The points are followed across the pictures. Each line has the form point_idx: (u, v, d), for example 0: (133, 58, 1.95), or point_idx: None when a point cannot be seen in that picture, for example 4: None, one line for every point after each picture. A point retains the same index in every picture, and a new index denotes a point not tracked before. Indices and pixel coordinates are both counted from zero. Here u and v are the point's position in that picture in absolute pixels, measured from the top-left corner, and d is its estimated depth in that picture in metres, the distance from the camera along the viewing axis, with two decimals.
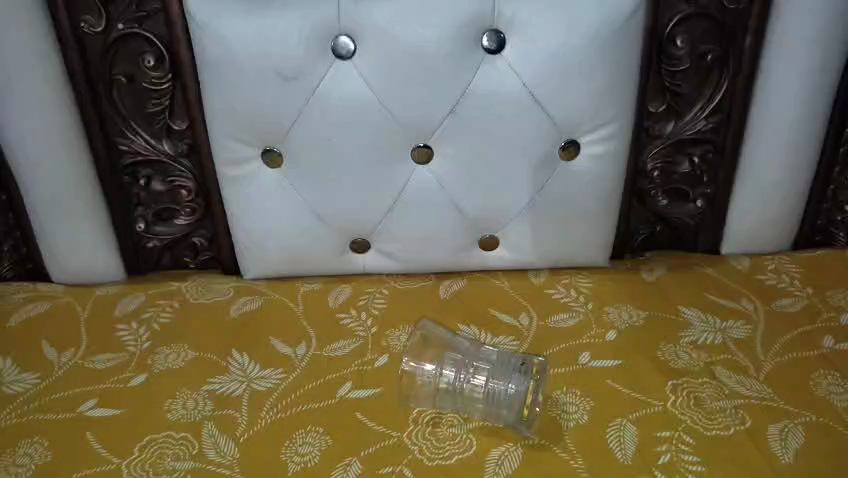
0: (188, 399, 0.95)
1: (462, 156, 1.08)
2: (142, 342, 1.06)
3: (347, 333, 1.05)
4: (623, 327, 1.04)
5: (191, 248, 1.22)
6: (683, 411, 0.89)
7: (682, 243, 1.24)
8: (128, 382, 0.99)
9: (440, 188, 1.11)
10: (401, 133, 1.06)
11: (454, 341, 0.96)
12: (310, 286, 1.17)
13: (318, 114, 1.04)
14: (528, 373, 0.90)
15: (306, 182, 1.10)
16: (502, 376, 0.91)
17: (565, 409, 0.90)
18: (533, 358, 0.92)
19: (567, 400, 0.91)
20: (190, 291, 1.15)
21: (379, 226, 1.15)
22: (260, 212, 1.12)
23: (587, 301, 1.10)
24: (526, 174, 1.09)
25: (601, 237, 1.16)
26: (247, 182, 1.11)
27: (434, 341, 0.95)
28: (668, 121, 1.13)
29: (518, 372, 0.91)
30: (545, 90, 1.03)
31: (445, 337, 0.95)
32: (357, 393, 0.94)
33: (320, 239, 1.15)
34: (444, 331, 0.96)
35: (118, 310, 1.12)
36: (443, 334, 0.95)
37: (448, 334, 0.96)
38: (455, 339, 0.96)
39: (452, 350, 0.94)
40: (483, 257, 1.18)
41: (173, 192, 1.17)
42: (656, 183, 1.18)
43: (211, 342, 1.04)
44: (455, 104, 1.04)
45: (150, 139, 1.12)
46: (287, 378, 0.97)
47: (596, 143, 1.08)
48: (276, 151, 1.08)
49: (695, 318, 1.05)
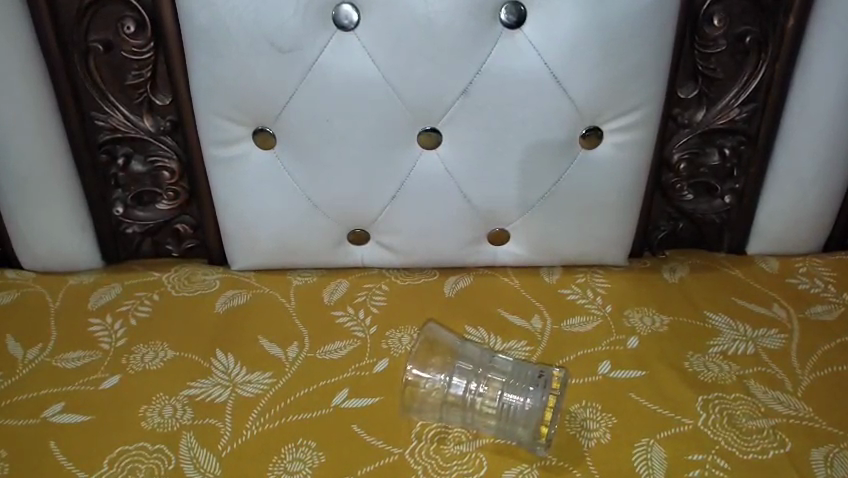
0: (166, 405, 0.86)
1: (474, 142, 0.98)
2: (117, 338, 0.96)
3: (344, 333, 0.96)
4: (645, 333, 0.95)
5: (174, 235, 1.12)
6: (716, 432, 0.81)
7: (706, 242, 1.14)
8: (100, 385, 0.89)
9: (448, 177, 1.01)
10: (408, 114, 0.96)
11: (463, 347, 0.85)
12: (302, 280, 1.07)
13: (316, 92, 0.94)
14: (547, 387, 0.80)
15: (302, 166, 1.00)
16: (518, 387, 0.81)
17: (585, 427, 0.81)
18: (550, 368, 0.82)
19: (586, 417, 0.82)
20: (172, 283, 1.06)
21: (380, 217, 1.05)
22: (250, 198, 1.03)
23: (606, 303, 1.01)
24: (543, 163, 1.00)
25: (621, 234, 1.07)
26: (236, 165, 1.00)
27: (441, 346, 0.85)
28: (698, 108, 1.03)
29: (535, 385, 0.81)
30: (569, 71, 0.93)
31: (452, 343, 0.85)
32: (354, 402, 0.85)
33: (315, 229, 1.06)
34: (451, 337, 0.85)
35: (92, 302, 1.03)
36: (450, 340, 0.85)
37: (456, 340, 0.85)
38: (464, 346, 0.85)
39: (462, 359, 0.84)
40: (493, 252, 1.09)
41: (155, 174, 1.07)
42: (682, 176, 1.09)
43: (194, 340, 0.95)
44: (469, 84, 0.94)
45: (130, 114, 1.01)
46: (277, 383, 0.88)
47: (620, 131, 0.99)
48: (269, 132, 0.98)
49: (723, 325, 0.96)
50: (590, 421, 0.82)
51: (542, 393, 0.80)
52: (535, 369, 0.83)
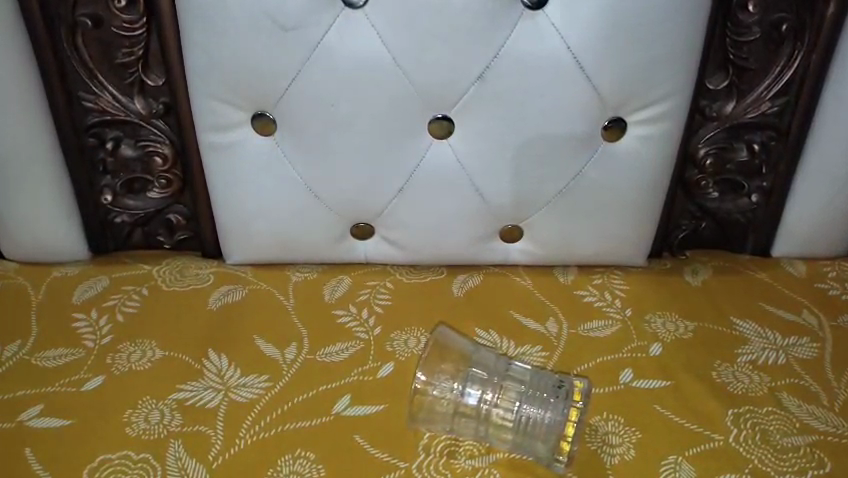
0: (152, 410, 0.79)
1: (489, 132, 0.91)
2: (102, 336, 0.89)
3: (346, 334, 0.89)
4: (668, 339, 0.89)
5: (166, 226, 1.05)
6: (748, 449, 0.75)
7: (729, 242, 1.08)
8: (82, 386, 0.82)
9: (460, 168, 0.95)
10: (419, 101, 0.89)
11: (478, 355, 0.78)
12: (301, 276, 1.01)
13: (321, 74, 0.87)
14: (568, 401, 0.74)
15: (304, 155, 0.93)
16: (537, 398, 0.75)
17: (607, 441, 0.75)
18: (571, 378, 0.76)
19: (608, 431, 0.76)
20: (163, 276, 0.99)
21: (386, 210, 0.98)
22: (248, 188, 0.96)
23: (625, 306, 0.95)
24: (562, 156, 0.93)
25: (642, 233, 1.01)
26: (233, 152, 0.94)
27: (453, 353, 0.78)
28: (727, 101, 0.97)
29: (554, 396, 0.74)
30: (593, 57, 0.86)
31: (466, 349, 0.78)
32: (356, 410, 0.79)
33: (316, 222, 0.99)
34: (465, 343, 0.78)
35: (76, 296, 0.96)
36: (463, 346, 0.78)
37: (471, 347, 0.78)
38: (478, 353, 0.78)
39: (477, 368, 0.77)
40: (504, 250, 1.02)
41: (146, 160, 1.00)
42: (707, 172, 1.02)
43: (185, 338, 0.88)
44: (485, 69, 0.87)
45: (120, 95, 0.95)
46: (273, 388, 0.81)
47: (645, 123, 0.92)
48: (269, 118, 0.92)
49: (751, 333, 0.90)
50: (611, 435, 0.76)
51: (564, 405, 0.74)
52: (555, 378, 0.76)
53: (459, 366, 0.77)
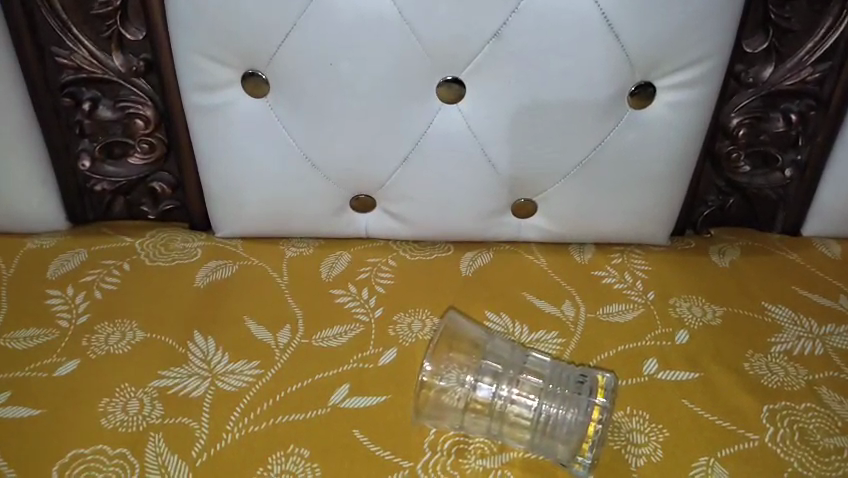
0: (130, 400, 0.72)
1: (504, 96, 0.83)
2: (78, 315, 0.82)
3: (345, 317, 0.82)
4: (696, 326, 0.82)
5: (150, 195, 0.97)
6: (787, 450, 0.69)
7: (758, 220, 1.00)
8: (54, 371, 0.75)
9: (471, 136, 0.86)
10: (428, 60, 0.81)
11: (493, 345, 0.72)
12: (296, 251, 0.93)
13: (320, 29, 0.78)
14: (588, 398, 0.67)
15: (300, 119, 0.85)
16: (557, 393, 0.69)
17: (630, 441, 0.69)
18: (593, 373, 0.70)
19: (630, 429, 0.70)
20: (147, 251, 0.92)
21: (389, 181, 0.90)
22: (238, 155, 0.88)
23: (647, 289, 0.88)
24: (584, 124, 0.85)
25: (666, 209, 0.93)
26: (221, 114, 0.85)
27: (463, 344, 0.71)
28: (765, 66, 0.88)
29: (574, 388, 0.69)
30: (623, 13, 0.77)
31: (480, 337, 0.72)
32: (355, 402, 0.72)
33: (313, 192, 0.91)
34: (478, 332, 0.72)
35: (52, 271, 0.88)
36: (473, 336, 0.72)
37: (485, 335, 0.73)
38: (493, 341, 0.72)
39: (492, 360, 0.71)
40: (516, 226, 0.95)
41: (126, 123, 0.91)
42: (739, 144, 0.94)
43: (169, 320, 0.81)
44: (502, 25, 0.78)
45: (96, 50, 0.86)
46: (265, 376, 0.74)
47: (676, 88, 0.84)
48: (260, 77, 0.83)
49: (785, 319, 0.83)
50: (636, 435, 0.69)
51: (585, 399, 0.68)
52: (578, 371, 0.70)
53: (470, 358, 0.70)
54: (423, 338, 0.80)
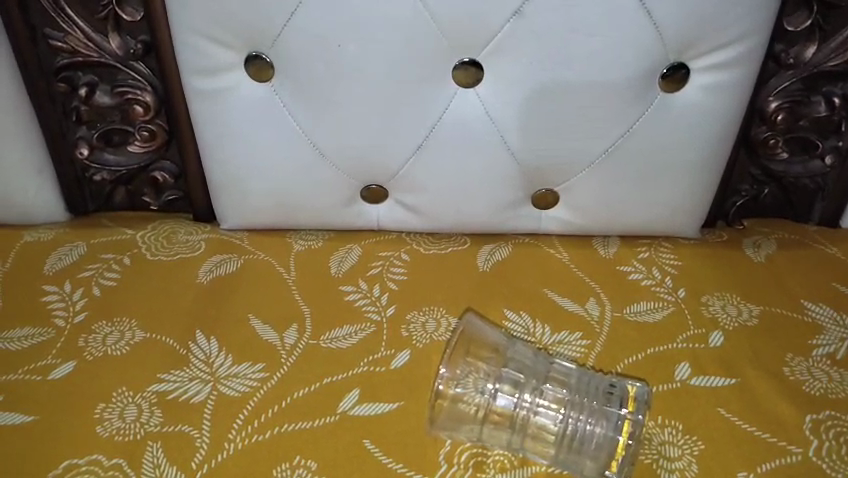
0: (128, 406, 0.68)
1: (526, 80, 0.77)
2: (75, 313, 0.78)
3: (356, 316, 0.78)
4: (731, 327, 0.77)
5: (151, 185, 0.92)
6: (834, 466, 0.65)
7: (794, 211, 0.94)
8: (49, 374, 0.71)
9: (490, 122, 0.81)
10: (443, 41, 0.75)
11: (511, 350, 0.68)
12: (304, 244, 0.89)
13: (328, 8, 0.73)
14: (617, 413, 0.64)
15: (307, 105, 0.80)
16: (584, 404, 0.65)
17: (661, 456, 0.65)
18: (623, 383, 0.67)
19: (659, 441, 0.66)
20: (148, 244, 0.88)
21: (402, 171, 0.85)
22: (243, 144, 0.83)
23: (677, 285, 0.83)
24: (611, 109, 0.79)
25: (698, 200, 0.87)
26: (224, 100, 0.80)
27: (481, 349, 0.67)
28: (807, 45, 0.81)
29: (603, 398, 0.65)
30: None
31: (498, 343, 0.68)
32: (366, 409, 0.68)
33: (322, 182, 0.86)
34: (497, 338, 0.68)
35: (49, 266, 0.84)
36: (491, 341, 0.68)
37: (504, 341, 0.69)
38: (511, 347, 0.68)
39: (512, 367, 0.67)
40: (537, 218, 0.89)
41: (125, 109, 0.87)
42: (776, 130, 0.88)
43: (170, 319, 0.77)
44: (524, 2, 0.72)
45: (91, 32, 0.81)
46: (270, 380, 0.70)
47: (712, 70, 0.78)
48: (264, 60, 0.78)
49: (825, 319, 0.78)
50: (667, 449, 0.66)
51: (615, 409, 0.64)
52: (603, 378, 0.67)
53: (484, 364, 0.66)
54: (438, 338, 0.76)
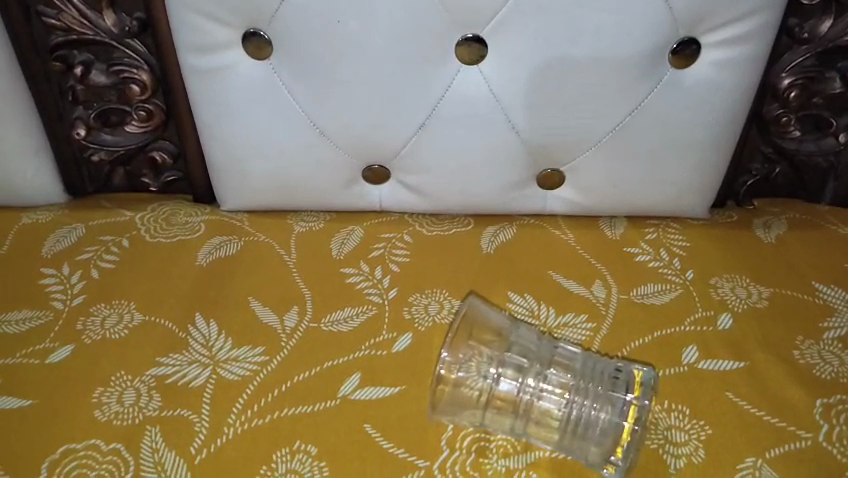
0: (126, 391, 0.68)
1: (531, 56, 0.75)
2: (73, 296, 0.77)
3: (357, 298, 0.77)
4: (740, 310, 0.75)
5: (150, 166, 0.91)
6: (844, 451, 0.63)
7: (806, 190, 0.92)
8: (46, 358, 0.71)
9: (494, 100, 0.79)
10: (446, 17, 0.73)
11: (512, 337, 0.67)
12: (305, 225, 0.87)
13: None
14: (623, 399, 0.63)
15: (307, 83, 0.78)
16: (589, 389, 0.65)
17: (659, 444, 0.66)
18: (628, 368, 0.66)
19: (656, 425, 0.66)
20: (147, 226, 0.86)
21: (404, 150, 0.83)
22: (243, 123, 0.81)
23: (686, 267, 0.81)
24: (618, 87, 0.77)
25: (707, 180, 0.85)
26: (222, 78, 0.78)
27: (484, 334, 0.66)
28: (822, 20, 0.79)
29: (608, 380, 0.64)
30: None
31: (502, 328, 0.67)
32: (367, 393, 0.67)
33: (323, 162, 0.84)
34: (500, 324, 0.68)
35: (47, 249, 0.83)
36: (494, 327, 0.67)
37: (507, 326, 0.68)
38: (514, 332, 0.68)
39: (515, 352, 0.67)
40: (542, 198, 0.88)
41: (121, 89, 0.85)
42: (789, 108, 0.85)
43: (169, 302, 0.76)
44: None
45: (85, 10, 0.79)
46: (270, 363, 0.70)
47: (723, 46, 0.75)
48: (262, 38, 0.76)
49: (838, 301, 0.77)
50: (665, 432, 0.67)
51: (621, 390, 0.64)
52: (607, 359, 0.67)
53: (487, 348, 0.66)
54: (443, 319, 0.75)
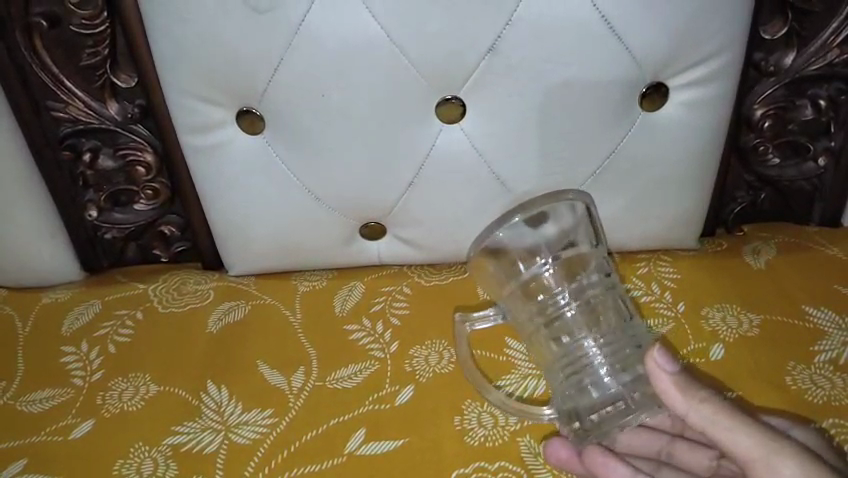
0: (144, 461, 0.73)
1: (507, 112, 0.79)
2: (92, 372, 0.82)
3: (360, 354, 0.81)
4: (731, 339, 0.80)
5: (160, 239, 0.96)
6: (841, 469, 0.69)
7: (793, 213, 0.93)
8: (68, 434, 0.76)
9: (477, 154, 0.82)
10: (425, 82, 0.77)
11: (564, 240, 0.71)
12: (309, 285, 0.91)
13: (307, 61, 0.75)
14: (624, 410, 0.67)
15: (298, 154, 0.83)
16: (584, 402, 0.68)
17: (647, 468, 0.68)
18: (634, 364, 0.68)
19: (640, 444, 0.73)
20: (159, 297, 0.91)
21: (397, 206, 0.87)
22: (241, 193, 0.86)
23: (676, 300, 0.85)
24: (594, 133, 0.81)
25: (692, 212, 0.87)
26: (220, 155, 0.83)
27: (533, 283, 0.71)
28: (785, 52, 0.82)
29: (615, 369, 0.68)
30: (624, 12, 0.73)
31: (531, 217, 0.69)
32: (372, 448, 0.72)
33: (322, 224, 0.89)
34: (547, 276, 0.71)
35: (65, 327, 0.88)
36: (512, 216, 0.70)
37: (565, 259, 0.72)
38: (552, 227, 0.71)
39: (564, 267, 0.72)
40: None
41: (128, 170, 0.90)
42: (765, 136, 0.88)
43: (182, 372, 0.81)
44: (497, 39, 0.74)
45: (91, 101, 0.85)
46: (279, 425, 0.75)
47: (690, 86, 0.79)
48: (255, 114, 0.81)
49: (828, 324, 0.80)
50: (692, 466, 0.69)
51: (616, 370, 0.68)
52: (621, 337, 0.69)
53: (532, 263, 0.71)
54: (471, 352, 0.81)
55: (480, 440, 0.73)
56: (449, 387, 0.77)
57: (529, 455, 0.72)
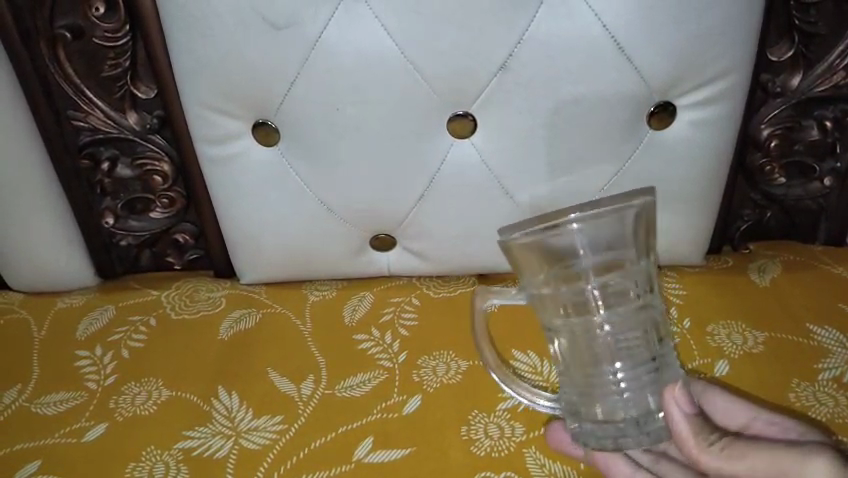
0: (156, 465, 0.75)
1: (516, 128, 0.81)
2: (106, 376, 0.84)
3: (368, 363, 0.82)
4: (735, 355, 0.81)
5: (174, 246, 0.97)
6: None
7: (799, 231, 0.94)
8: (82, 436, 0.78)
9: (486, 169, 0.84)
10: (436, 99, 0.79)
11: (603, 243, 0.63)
12: (319, 295, 0.92)
13: (322, 76, 0.77)
14: None
15: (311, 166, 0.84)
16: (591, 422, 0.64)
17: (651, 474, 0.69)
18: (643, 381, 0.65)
19: None
20: (172, 304, 0.92)
21: (406, 219, 0.89)
22: (254, 204, 0.87)
23: (682, 317, 0.86)
24: (602, 150, 0.82)
25: (697, 230, 0.88)
26: (234, 166, 0.85)
27: None
28: (791, 74, 0.84)
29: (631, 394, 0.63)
30: (634, 32, 0.74)
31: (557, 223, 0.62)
32: (379, 456, 0.73)
33: (333, 236, 0.90)
34: None
35: (80, 332, 0.89)
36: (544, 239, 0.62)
37: None
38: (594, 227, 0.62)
39: None
40: None
41: (144, 179, 0.92)
42: (772, 156, 0.89)
43: (193, 377, 0.83)
44: (508, 57, 0.76)
45: (111, 111, 0.87)
46: (287, 431, 0.76)
47: (697, 106, 0.80)
48: (270, 126, 0.83)
49: (832, 342, 0.81)
50: None
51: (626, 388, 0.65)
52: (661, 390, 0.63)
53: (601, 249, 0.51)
54: (477, 363, 0.82)
55: (486, 450, 0.73)
56: (456, 397, 0.79)
57: (534, 466, 0.72)
